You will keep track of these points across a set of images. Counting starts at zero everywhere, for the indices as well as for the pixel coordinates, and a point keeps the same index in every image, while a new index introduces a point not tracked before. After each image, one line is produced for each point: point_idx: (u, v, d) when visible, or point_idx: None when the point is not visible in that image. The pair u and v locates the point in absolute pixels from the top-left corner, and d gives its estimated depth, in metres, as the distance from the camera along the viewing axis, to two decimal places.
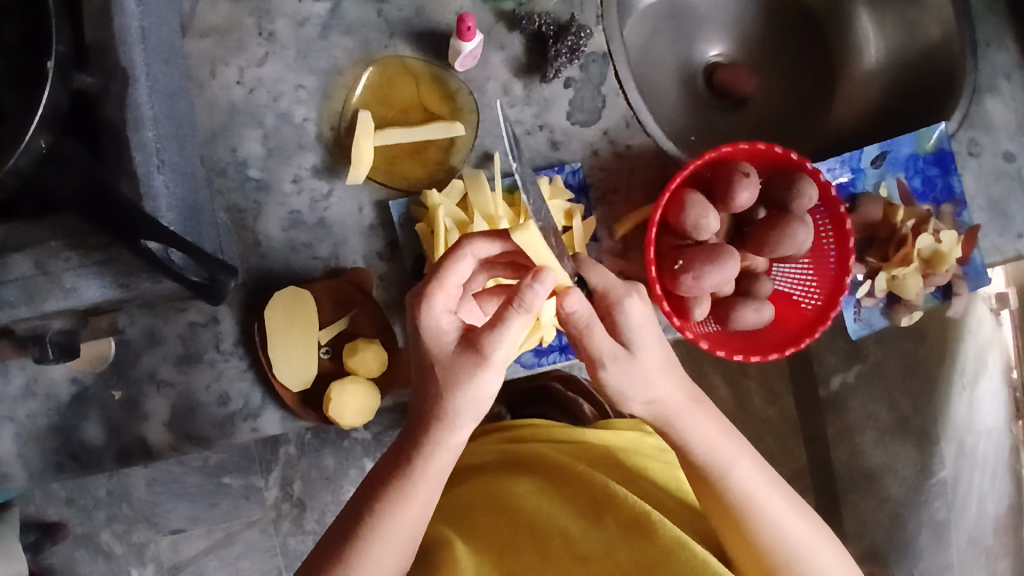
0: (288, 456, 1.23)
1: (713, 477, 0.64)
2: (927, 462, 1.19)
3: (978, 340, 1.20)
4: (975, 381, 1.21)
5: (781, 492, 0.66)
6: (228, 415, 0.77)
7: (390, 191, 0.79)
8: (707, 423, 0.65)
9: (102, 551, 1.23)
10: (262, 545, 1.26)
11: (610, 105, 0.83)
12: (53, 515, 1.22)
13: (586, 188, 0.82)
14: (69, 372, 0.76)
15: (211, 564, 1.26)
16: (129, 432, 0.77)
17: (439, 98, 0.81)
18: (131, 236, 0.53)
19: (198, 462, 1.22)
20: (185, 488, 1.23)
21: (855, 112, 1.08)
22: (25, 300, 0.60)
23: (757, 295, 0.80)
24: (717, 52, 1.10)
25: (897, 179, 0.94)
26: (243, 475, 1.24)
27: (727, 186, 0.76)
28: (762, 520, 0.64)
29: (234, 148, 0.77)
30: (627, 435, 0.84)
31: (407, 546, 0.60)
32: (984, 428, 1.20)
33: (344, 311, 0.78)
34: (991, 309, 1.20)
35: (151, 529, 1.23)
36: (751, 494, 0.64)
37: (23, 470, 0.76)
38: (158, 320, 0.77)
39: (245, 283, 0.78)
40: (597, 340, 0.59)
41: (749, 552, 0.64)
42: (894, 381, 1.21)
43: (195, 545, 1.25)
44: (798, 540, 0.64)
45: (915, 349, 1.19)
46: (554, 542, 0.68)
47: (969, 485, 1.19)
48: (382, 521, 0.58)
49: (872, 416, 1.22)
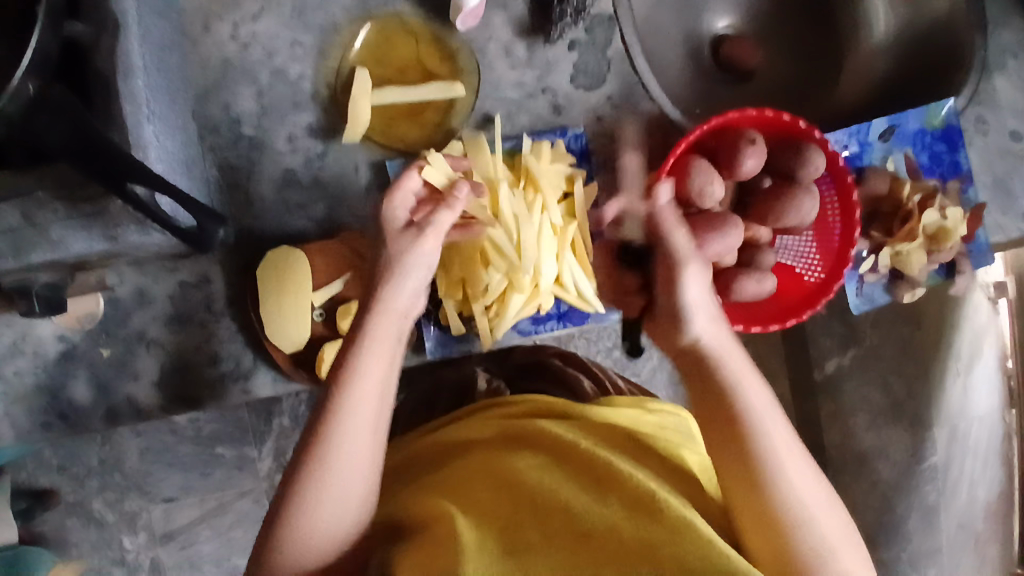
0: (282, 427, 1.24)
1: (740, 429, 0.59)
2: (918, 448, 1.17)
3: (973, 326, 1.14)
4: (970, 369, 1.15)
5: (805, 456, 0.59)
6: (220, 376, 0.76)
7: (387, 151, 0.78)
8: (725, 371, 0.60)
9: (94, 520, 1.22)
10: (255, 516, 1.26)
11: (615, 70, 0.81)
12: (44, 482, 1.20)
13: (587, 154, 0.80)
14: (57, 330, 0.75)
15: (204, 533, 1.26)
16: (118, 392, 0.76)
17: (439, 57, 0.78)
18: (117, 181, 0.53)
19: (190, 431, 1.21)
20: (178, 457, 1.22)
21: (860, 88, 1.06)
22: (12, 252, 0.60)
23: (760, 267, 0.79)
24: (725, 23, 1.06)
25: (904, 154, 0.93)
26: (236, 445, 1.24)
27: (732, 153, 0.73)
28: (778, 479, 0.57)
29: (227, 105, 0.75)
30: (628, 412, 0.81)
31: (376, 413, 0.59)
32: (977, 414, 1.15)
33: (338, 274, 0.76)
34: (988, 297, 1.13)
35: (142, 497, 1.23)
36: (769, 451, 0.58)
37: (9, 429, 0.75)
38: (148, 278, 0.75)
39: (236, 242, 0.76)
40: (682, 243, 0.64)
41: (753, 517, 0.58)
42: (891, 365, 1.18)
43: (187, 515, 1.25)
44: (815, 513, 0.57)
45: (911, 334, 1.16)
46: (557, 518, 0.63)
47: (959, 470, 1.17)
48: (354, 374, 0.58)
49: (865, 399, 1.22)
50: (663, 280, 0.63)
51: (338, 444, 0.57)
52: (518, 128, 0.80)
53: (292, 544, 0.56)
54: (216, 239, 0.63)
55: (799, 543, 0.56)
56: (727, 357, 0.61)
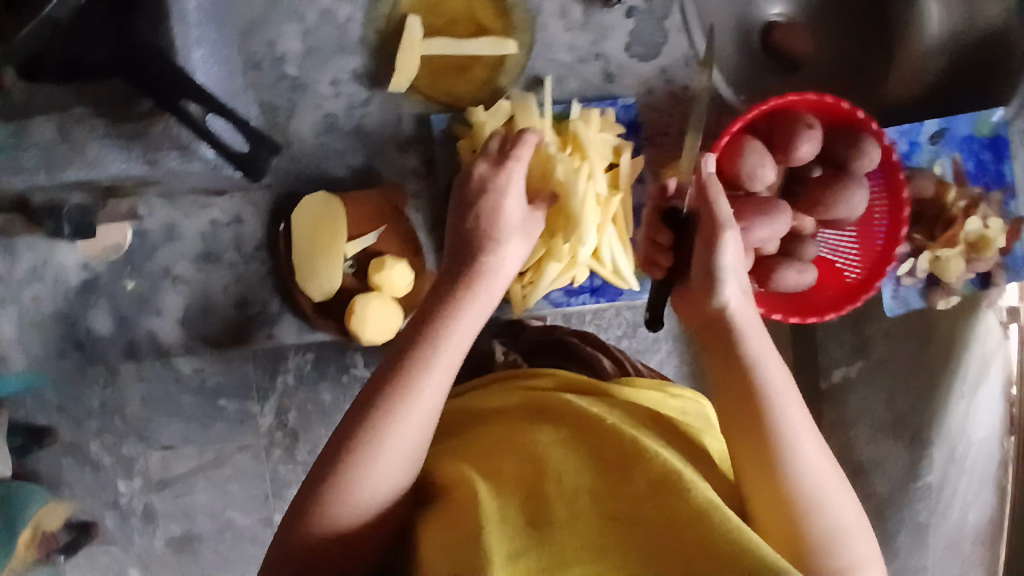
0: None
1: (763, 408, 0.52)
2: (914, 465, 1.02)
3: (982, 348, 0.99)
4: (973, 390, 1.00)
5: (825, 452, 0.53)
6: (245, 318, 0.76)
7: (432, 104, 0.76)
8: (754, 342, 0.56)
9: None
10: None
11: (671, 41, 0.78)
12: None
13: (636, 126, 0.79)
14: (80, 258, 0.73)
15: None
16: (138, 325, 0.75)
17: (493, 13, 0.75)
18: (172, 98, 0.57)
19: None
20: None
21: (909, 88, 1.04)
22: (45, 168, 0.57)
23: (802, 257, 0.77)
24: (778, 11, 1.03)
25: (952, 158, 0.91)
26: None
27: (789, 136, 0.72)
28: (794, 465, 0.51)
29: (272, 43, 0.73)
30: (653, 396, 0.75)
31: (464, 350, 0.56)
32: (975, 439, 1.00)
33: (373, 226, 0.74)
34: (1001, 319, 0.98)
35: None
36: (789, 433, 0.52)
37: (21, 354, 0.74)
38: (178, 214, 0.73)
39: (272, 185, 0.74)
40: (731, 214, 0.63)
41: (770, 506, 0.50)
42: (897, 378, 1.04)
43: None
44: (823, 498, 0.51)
45: (920, 352, 1.03)
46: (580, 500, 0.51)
47: (952, 492, 1.01)
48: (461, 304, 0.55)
49: (868, 411, 1.07)
50: (704, 242, 0.61)
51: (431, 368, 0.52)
52: (567, 93, 0.77)
53: (358, 481, 0.49)
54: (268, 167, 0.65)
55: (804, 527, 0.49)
56: (750, 334, 0.57)
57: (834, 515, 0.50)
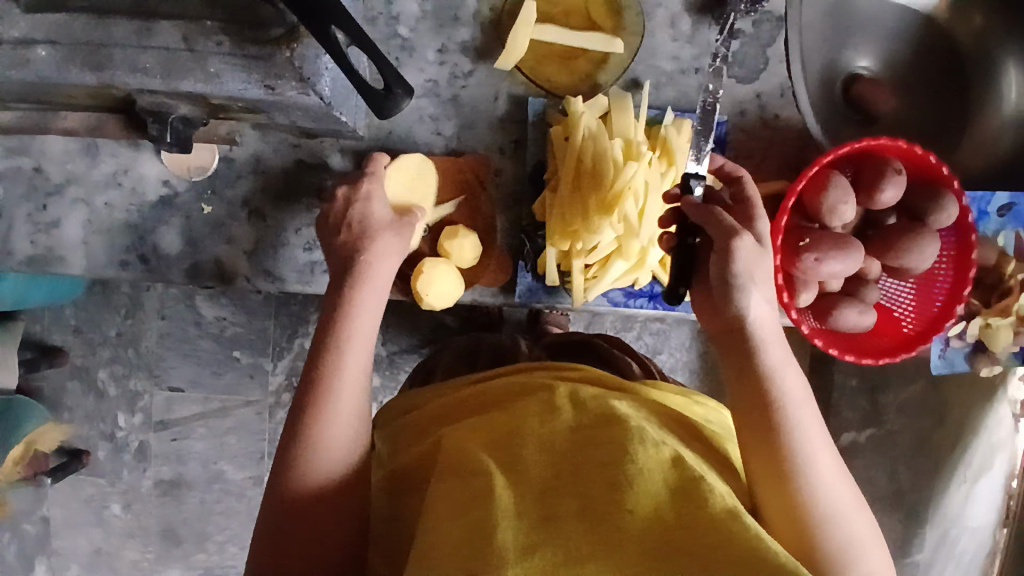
0: (302, 349, 1.22)
1: (779, 425, 0.54)
2: (907, 541, 1.12)
3: (991, 440, 1.12)
4: (976, 478, 1.13)
5: (833, 453, 0.56)
6: (310, 263, 0.76)
7: (531, 87, 0.77)
8: (780, 358, 0.56)
9: (94, 390, 1.23)
10: (252, 428, 1.24)
11: (771, 69, 0.80)
12: (57, 340, 1.23)
13: (723, 143, 0.79)
14: (163, 174, 0.75)
15: (199, 430, 1.24)
16: (206, 250, 0.76)
17: (607, 10, 0.77)
18: (320, 18, 0.48)
19: (214, 328, 1.22)
20: (195, 350, 1.22)
21: (985, 157, 1.05)
22: (162, 74, 0.59)
23: (863, 299, 0.78)
24: (864, 64, 1.05)
25: (1015, 233, 0.91)
26: (253, 354, 1.22)
27: (875, 178, 0.72)
28: (812, 482, 0.53)
29: (390, 1, 0.75)
30: (676, 399, 0.72)
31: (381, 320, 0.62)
32: (972, 524, 1.13)
33: (453, 195, 0.77)
34: (1013, 414, 1.11)
35: (148, 379, 1.23)
36: (802, 446, 0.54)
37: (84, 258, 0.76)
38: (268, 148, 0.75)
39: (363, 136, 0.75)
40: (763, 227, 0.60)
41: (782, 513, 0.53)
42: (903, 453, 1.13)
43: (188, 408, 1.24)
44: (838, 502, 0.54)
45: (932, 430, 1.11)
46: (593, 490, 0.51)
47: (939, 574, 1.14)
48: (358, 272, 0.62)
49: (869, 481, 1.16)
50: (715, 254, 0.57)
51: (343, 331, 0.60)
52: (663, 100, 0.79)
53: (319, 441, 0.56)
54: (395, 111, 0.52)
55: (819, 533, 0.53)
56: (769, 349, 0.56)
57: (845, 525, 0.53)
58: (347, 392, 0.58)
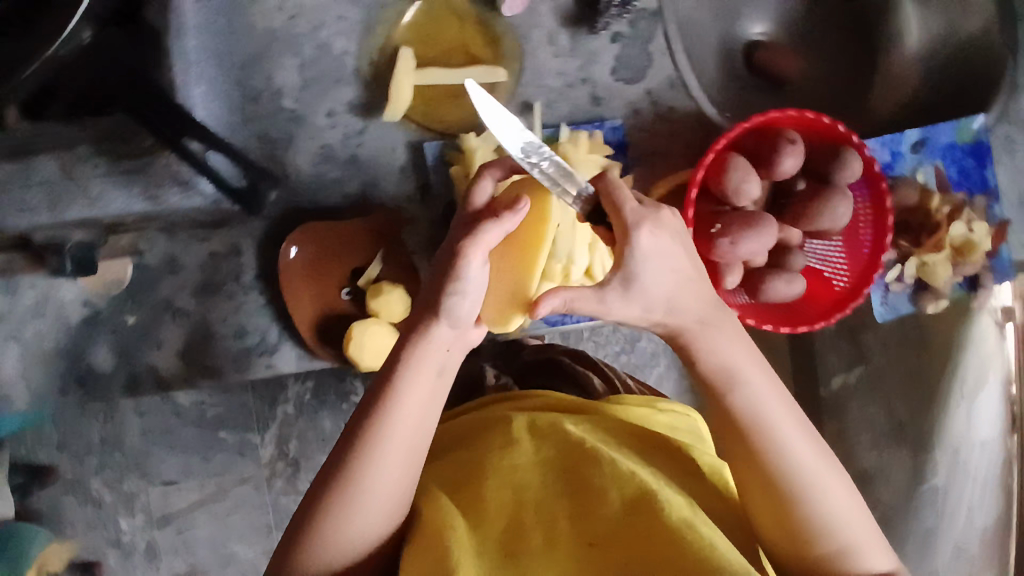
0: (285, 415, 1.19)
1: (731, 412, 0.58)
2: (919, 470, 1.09)
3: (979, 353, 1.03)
4: (975, 392, 1.05)
5: (799, 425, 0.59)
6: (244, 349, 0.76)
7: (425, 132, 0.77)
8: (728, 342, 0.58)
9: (91, 500, 1.15)
10: (254, 502, 1.20)
11: (656, 64, 0.81)
12: (43, 459, 1.12)
13: (624, 146, 0.81)
14: (83, 293, 0.75)
15: (201, 517, 1.19)
16: (139, 359, 0.76)
17: (484, 41, 0.78)
18: (179, 138, 0.58)
19: (193, 414, 1.15)
20: (179, 442, 1.16)
21: (895, 98, 1.06)
22: (49, 206, 0.59)
23: (790, 268, 0.79)
24: (759, 30, 1.06)
25: (935, 167, 0.93)
26: (239, 431, 1.18)
27: (771, 152, 0.74)
28: (776, 460, 0.57)
29: (270, 77, 0.73)
30: (637, 410, 0.76)
31: (430, 413, 0.59)
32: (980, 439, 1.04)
33: (373, 253, 0.76)
34: (998, 322, 1.01)
35: (141, 479, 1.16)
36: (765, 419, 0.57)
37: (25, 390, 0.75)
38: (178, 247, 0.74)
39: (271, 215, 0.75)
40: (634, 252, 0.53)
41: (753, 483, 0.58)
42: (892, 388, 1.13)
43: (185, 498, 1.18)
44: (807, 474, 0.58)
45: (917, 361, 1.09)
46: (559, 525, 0.59)
47: (959, 495, 1.06)
48: (415, 363, 0.58)
49: (869, 420, 1.16)
50: None
51: (394, 423, 0.57)
52: (557, 117, 0.79)
53: (341, 521, 0.56)
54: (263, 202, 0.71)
55: (791, 507, 0.57)
56: (699, 339, 0.57)
57: (820, 481, 0.58)
58: (381, 489, 0.57)
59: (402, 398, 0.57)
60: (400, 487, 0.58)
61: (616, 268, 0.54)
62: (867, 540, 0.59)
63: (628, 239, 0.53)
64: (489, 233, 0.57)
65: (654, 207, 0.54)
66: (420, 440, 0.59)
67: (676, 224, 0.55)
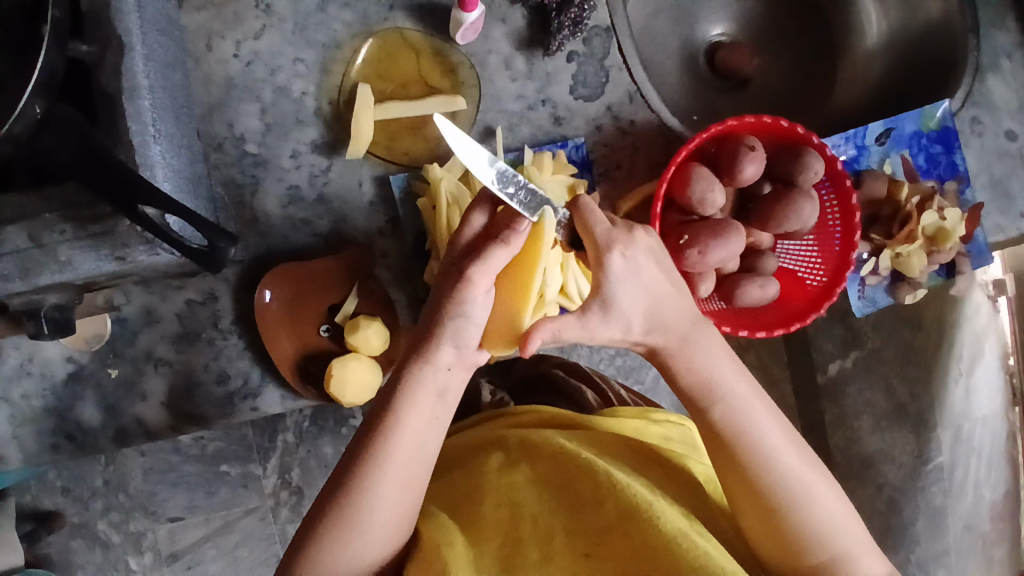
0: (286, 444, 1.16)
1: (716, 420, 0.60)
2: (924, 448, 1.15)
3: (974, 328, 1.17)
4: (973, 367, 1.17)
5: (786, 433, 0.61)
6: (228, 394, 0.77)
7: (390, 166, 0.78)
8: (710, 354, 0.61)
9: (100, 541, 1.14)
10: (261, 534, 1.18)
11: (613, 80, 0.82)
12: (48, 505, 1.12)
13: (589, 164, 0.81)
14: (65, 351, 0.74)
15: (210, 552, 1.17)
16: (126, 412, 0.76)
17: (441, 72, 0.79)
18: (128, 200, 0.52)
19: (194, 450, 1.13)
20: (181, 477, 1.14)
21: (858, 91, 1.06)
22: (20, 273, 0.60)
23: (762, 272, 0.80)
24: (720, 31, 1.06)
25: (901, 156, 0.94)
26: (241, 463, 1.16)
27: (732, 159, 0.75)
28: (766, 466, 0.59)
29: (231, 123, 0.75)
30: (632, 423, 0.76)
31: (432, 438, 0.59)
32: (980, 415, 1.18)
33: (348, 288, 0.77)
34: (988, 297, 1.17)
35: (147, 518, 1.14)
36: (749, 429, 0.59)
37: (19, 452, 0.74)
38: (155, 298, 0.75)
39: (243, 259, 0.76)
40: (610, 276, 0.57)
41: (742, 496, 0.59)
42: (892, 367, 1.15)
43: (192, 535, 1.16)
44: (797, 481, 0.59)
45: (912, 336, 1.14)
46: (556, 539, 0.59)
47: (966, 471, 1.17)
48: (415, 388, 0.58)
49: (868, 404, 1.15)
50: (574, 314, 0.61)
51: (394, 448, 0.57)
52: (520, 140, 0.80)
53: (337, 546, 0.56)
54: (228, 257, 0.61)
55: (782, 516, 0.58)
56: (681, 354, 0.61)
57: (809, 491, 0.59)
58: (380, 513, 0.57)
59: (402, 424, 0.57)
60: (401, 509, 0.58)
61: (596, 293, 0.58)
62: (861, 550, 0.60)
63: (603, 261, 0.57)
64: (494, 258, 0.56)
65: (627, 231, 0.58)
66: (422, 466, 0.59)
67: (650, 245, 0.60)
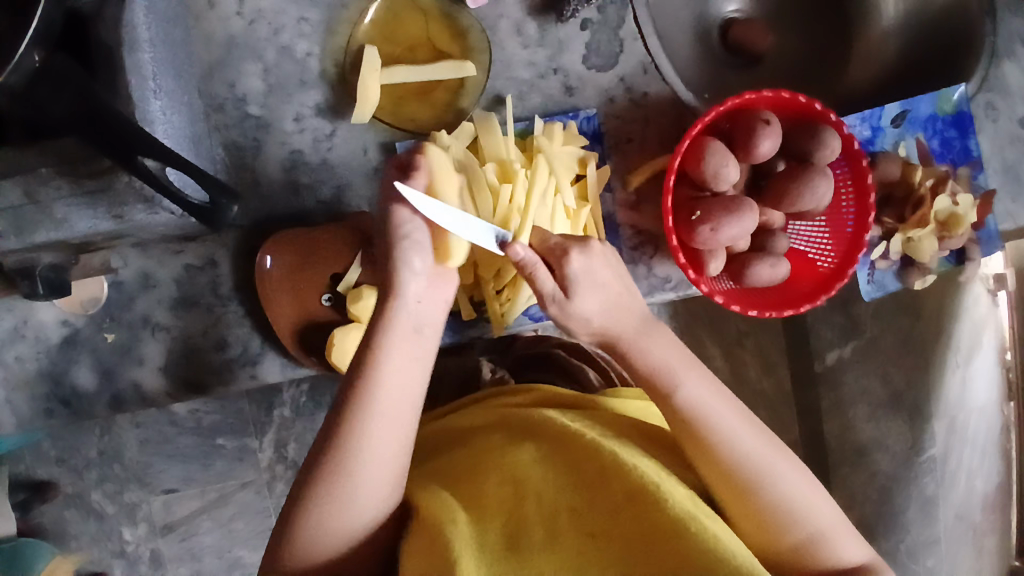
0: (283, 419, 1.14)
1: (681, 410, 0.62)
2: (917, 439, 1.09)
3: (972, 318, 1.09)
4: (970, 357, 1.09)
5: (756, 430, 0.63)
6: (227, 361, 0.75)
7: (396, 132, 0.76)
8: (664, 343, 0.65)
9: (94, 512, 1.13)
10: (256, 507, 1.17)
11: (627, 50, 0.80)
12: (43, 474, 1.11)
13: (600, 136, 0.80)
14: (59, 314, 0.73)
15: (205, 525, 1.16)
16: (122, 377, 0.74)
17: (449, 36, 0.77)
18: (126, 153, 0.50)
19: (190, 422, 1.12)
20: (178, 449, 1.13)
21: (870, 74, 1.02)
22: (14, 231, 0.58)
23: (773, 252, 0.78)
24: (734, 8, 1.03)
25: (916, 140, 0.91)
26: (237, 436, 1.14)
27: (748, 135, 0.73)
28: (738, 453, 0.61)
29: (233, 84, 0.73)
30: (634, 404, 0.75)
31: (414, 375, 0.59)
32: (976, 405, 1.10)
33: (350, 258, 0.74)
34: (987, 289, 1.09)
35: (142, 489, 1.13)
36: (709, 425, 0.61)
37: (12, 417, 0.73)
38: (152, 262, 0.73)
39: (244, 224, 0.75)
40: (572, 268, 0.60)
41: (720, 490, 0.61)
42: (889, 357, 1.12)
43: (187, 506, 1.15)
44: (771, 474, 0.61)
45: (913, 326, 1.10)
46: (561, 518, 0.58)
47: (958, 461, 1.10)
48: (392, 325, 0.58)
49: (865, 391, 1.14)
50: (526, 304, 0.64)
51: (377, 387, 0.56)
52: (530, 109, 0.79)
53: (335, 497, 0.55)
54: (229, 215, 0.63)
55: (760, 506, 0.60)
56: (635, 342, 0.64)
57: (778, 482, 0.61)
58: (374, 459, 0.56)
59: (381, 362, 0.57)
60: (393, 454, 0.57)
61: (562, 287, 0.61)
62: (837, 540, 0.62)
63: (566, 260, 0.60)
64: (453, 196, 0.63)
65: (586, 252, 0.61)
66: (409, 404, 0.58)
67: (605, 252, 0.63)
